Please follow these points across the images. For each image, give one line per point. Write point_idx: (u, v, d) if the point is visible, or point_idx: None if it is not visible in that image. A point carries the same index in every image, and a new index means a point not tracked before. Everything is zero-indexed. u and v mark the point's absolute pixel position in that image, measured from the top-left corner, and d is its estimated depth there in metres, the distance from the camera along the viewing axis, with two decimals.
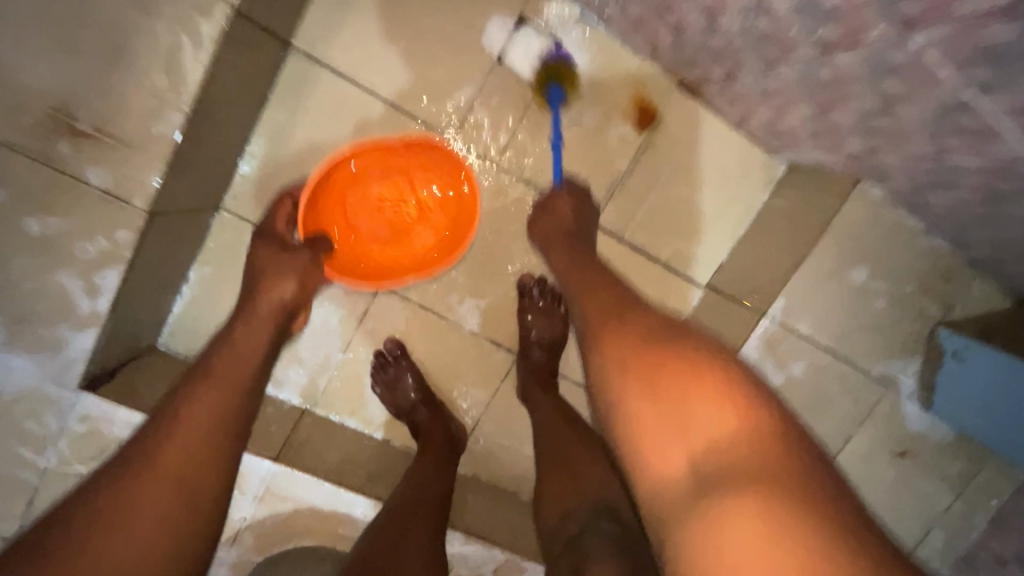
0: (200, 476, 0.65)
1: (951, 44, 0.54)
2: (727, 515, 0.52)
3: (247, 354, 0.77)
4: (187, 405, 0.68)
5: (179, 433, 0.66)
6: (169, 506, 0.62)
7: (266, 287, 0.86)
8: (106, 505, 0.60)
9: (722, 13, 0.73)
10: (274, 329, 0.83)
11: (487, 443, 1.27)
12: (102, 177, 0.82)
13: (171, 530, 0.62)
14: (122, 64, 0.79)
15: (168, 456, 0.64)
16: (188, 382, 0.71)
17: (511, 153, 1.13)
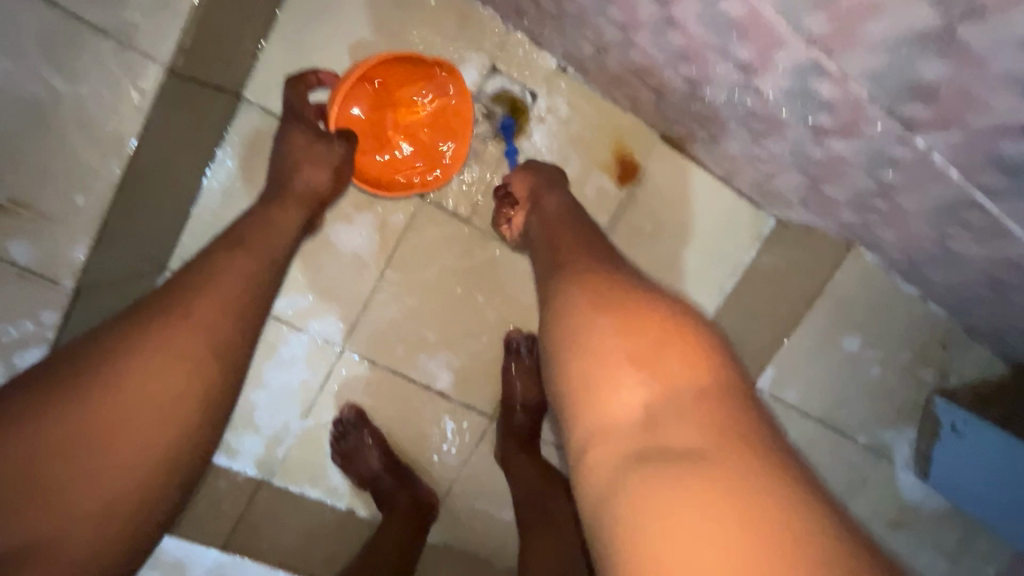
0: (226, 338, 0.58)
1: (959, 149, 0.49)
2: (660, 427, 0.45)
3: (281, 228, 0.70)
4: (218, 267, 0.60)
5: (211, 288, 0.59)
6: (202, 355, 0.55)
7: (302, 173, 0.76)
8: (125, 347, 0.53)
9: (706, 85, 0.66)
10: (303, 212, 0.74)
11: (458, 510, 1.15)
12: (26, 254, 0.73)
13: (202, 382, 0.55)
14: (41, 130, 0.71)
15: (199, 309, 0.57)
16: (222, 241, 0.64)
17: (481, 207, 1.05)
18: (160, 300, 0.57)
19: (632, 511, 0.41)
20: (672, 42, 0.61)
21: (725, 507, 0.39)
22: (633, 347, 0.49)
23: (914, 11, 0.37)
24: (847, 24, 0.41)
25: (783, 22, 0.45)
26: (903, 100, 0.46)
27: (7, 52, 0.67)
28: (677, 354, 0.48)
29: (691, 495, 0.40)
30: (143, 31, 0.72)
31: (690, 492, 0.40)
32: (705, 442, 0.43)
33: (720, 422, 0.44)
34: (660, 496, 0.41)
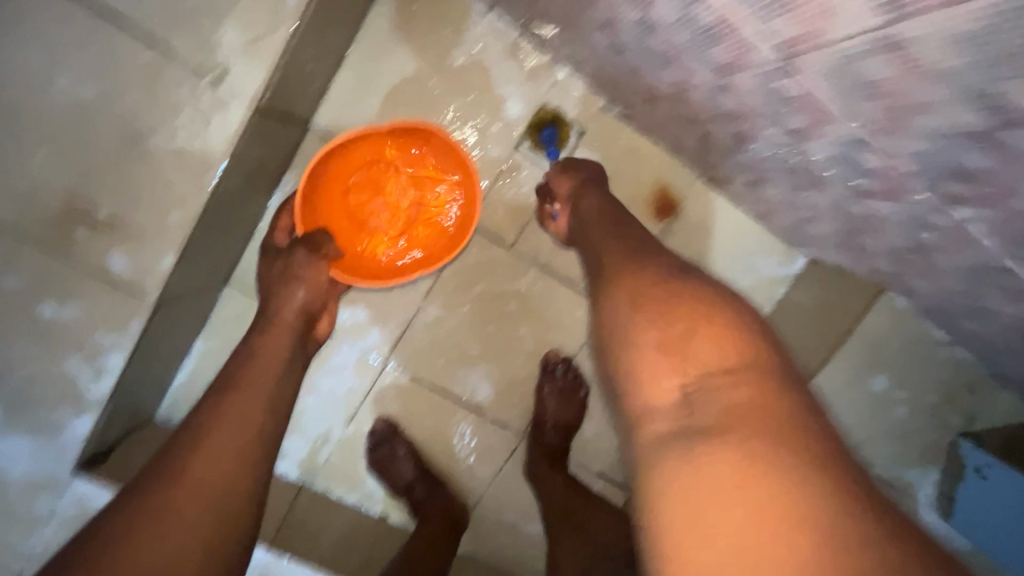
0: (228, 490, 0.61)
1: (996, 223, 0.52)
2: (703, 452, 0.48)
3: (272, 359, 0.75)
4: (214, 417, 0.65)
5: (207, 445, 0.63)
6: (203, 512, 0.59)
7: (279, 294, 0.84)
8: (133, 526, 0.56)
9: (752, 141, 0.71)
10: (295, 336, 0.80)
11: (488, 522, 1.19)
12: (123, 266, 0.80)
13: (205, 544, 0.58)
14: (140, 158, 0.78)
15: (199, 468, 0.61)
16: (216, 391, 0.69)
17: (525, 237, 1.12)
18: (163, 465, 0.61)
19: (672, 515, 0.46)
20: (723, 104, 0.66)
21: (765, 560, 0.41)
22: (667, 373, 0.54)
23: (961, 115, 0.41)
24: (896, 115, 0.46)
25: (834, 106, 0.50)
26: (946, 178, 0.50)
27: (120, 87, 0.75)
28: (708, 339, 0.55)
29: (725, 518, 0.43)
30: (232, 72, 0.79)
31: (729, 482, 0.45)
32: (738, 433, 0.48)
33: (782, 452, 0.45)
34: (708, 492, 0.45)
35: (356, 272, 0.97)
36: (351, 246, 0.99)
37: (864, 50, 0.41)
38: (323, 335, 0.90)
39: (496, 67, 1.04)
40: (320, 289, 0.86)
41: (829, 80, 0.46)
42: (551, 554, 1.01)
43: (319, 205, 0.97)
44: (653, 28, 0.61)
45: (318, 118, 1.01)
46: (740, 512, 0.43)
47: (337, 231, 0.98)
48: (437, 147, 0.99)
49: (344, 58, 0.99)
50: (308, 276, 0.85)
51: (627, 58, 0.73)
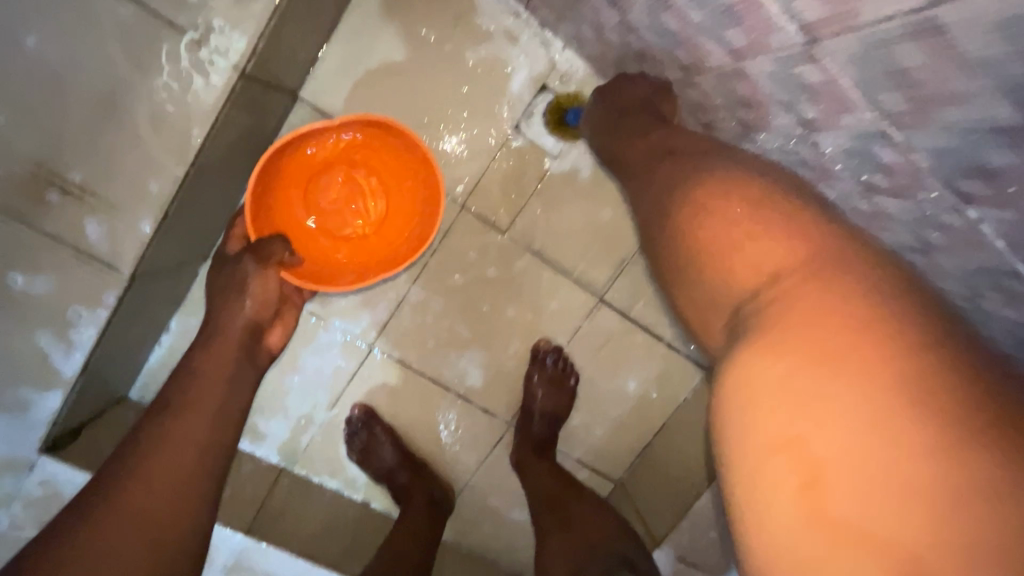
0: (170, 513, 0.63)
1: (1009, 226, 0.51)
2: (774, 382, 0.41)
3: (217, 379, 0.73)
4: (164, 433, 0.67)
5: (155, 462, 0.65)
6: (138, 534, 0.61)
7: (228, 305, 0.80)
8: (77, 539, 0.59)
9: (762, 130, 0.68)
10: (241, 350, 0.79)
11: (471, 510, 1.18)
12: (99, 235, 0.76)
13: (139, 569, 0.60)
14: (116, 120, 0.73)
15: (144, 486, 0.63)
16: (159, 412, 0.69)
17: (521, 222, 1.09)
18: (99, 491, 0.63)
19: None
20: (736, 89, 0.63)
21: (806, 504, 0.37)
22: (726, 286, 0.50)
23: (996, 107, 0.39)
24: (924, 106, 0.43)
25: (858, 93, 0.47)
26: (963, 176, 0.48)
27: (92, 42, 0.69)
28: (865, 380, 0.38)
29: (828, 468, 0.37)
30: (218, 36, 0.75)
31: None
32: None
33: (842, 339, 0.40)
34: None
35: (319, 276, 0.93)
36: (311, 249, 0.95)
37: (900, 35, 0.39)
38: (277, 346, 0.87)
39: (498, 45, 1.00)
40: (267, 300, 0.83)
41: (856, 65, 0.44)
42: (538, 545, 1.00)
43: (274, 206, 0.92)
44: (669, 5, 0.58)
45: (306, 90, 0.96)
46: (869, 430, 0.37)
47: (296, 234, 0.94)
48: (391, 142, 0.94)
49: (336, 25, 0.94)
50: (256, 289, 0.82)
51: (636, 38, 0.71)
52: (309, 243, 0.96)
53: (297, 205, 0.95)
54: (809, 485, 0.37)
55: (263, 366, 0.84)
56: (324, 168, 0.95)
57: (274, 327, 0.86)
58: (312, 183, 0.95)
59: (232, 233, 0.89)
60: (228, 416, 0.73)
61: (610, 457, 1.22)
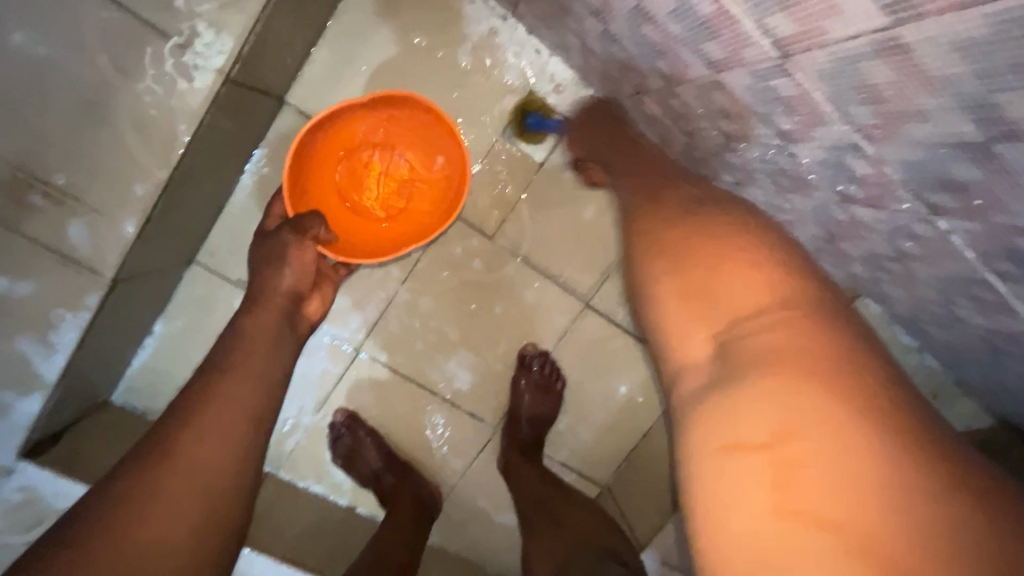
0: (223, 468, 0.63)
1: (978, 237, 0.52)
2: (761, 397, 0.46)
3: (264, 339, 0.73)
4: (213, 390, 0.66)
5: (207, 416, 0.64)
6: (193, 486, 0.60)
7: (266, 275, 0.80)
8: (131, 487, 0.58)
9: (742, 140, 0.69)
10: (282, 319, 0.77)
11: (458, 513, 1.18)
12: (81, 237, 0.76)
13: (195, 512, 0.59)
14: (99, 123, 0.73)
15: (197, 438, 0.62)
16: (209, 368, 0.69)
17: (507, 229, 1.10)
18: (154, 443, 0.62)
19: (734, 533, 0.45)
20: (715, 101, 0.64)
21: (782, 518, 0.41)
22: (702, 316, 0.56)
23: (957, 125, 0.40)
24: (892, 121, 0.44)
25: (831, 106, 0.48)
26: (932, 189, 0.50)
27: (74, 46, 0.69)
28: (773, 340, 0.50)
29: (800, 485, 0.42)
30: (201, 40, 0.74)
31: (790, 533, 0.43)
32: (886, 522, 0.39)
33: (820, 367, 0.46)
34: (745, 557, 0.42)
35: (349, 250, 0.93)
36: (346, 225, 0.95)
37: (866, 52, 0.39)
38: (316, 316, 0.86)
39: (485, 52, 1.01)
40: (306, 272, 0.82)
41: (828, 79, 0.45)
42: (527, 541, 1.00)
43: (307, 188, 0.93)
44: (649, 18, 0.58)
45: (293, 95, 0.96)
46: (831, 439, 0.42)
47: (333, 212, 0.95)
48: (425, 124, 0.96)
49: (324, 31, 0.94)
50: (297, 259, 0.81)
51: (619, 49, 0.71)
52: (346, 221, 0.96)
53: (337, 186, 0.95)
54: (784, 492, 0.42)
55: (303, 338, 0.82)
56: (356, 150, 0.95)
57: (312, 298, 0.85)
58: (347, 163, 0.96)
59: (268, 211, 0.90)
60: (274, 379, 0.72)
61: (597, 460, 1.22)
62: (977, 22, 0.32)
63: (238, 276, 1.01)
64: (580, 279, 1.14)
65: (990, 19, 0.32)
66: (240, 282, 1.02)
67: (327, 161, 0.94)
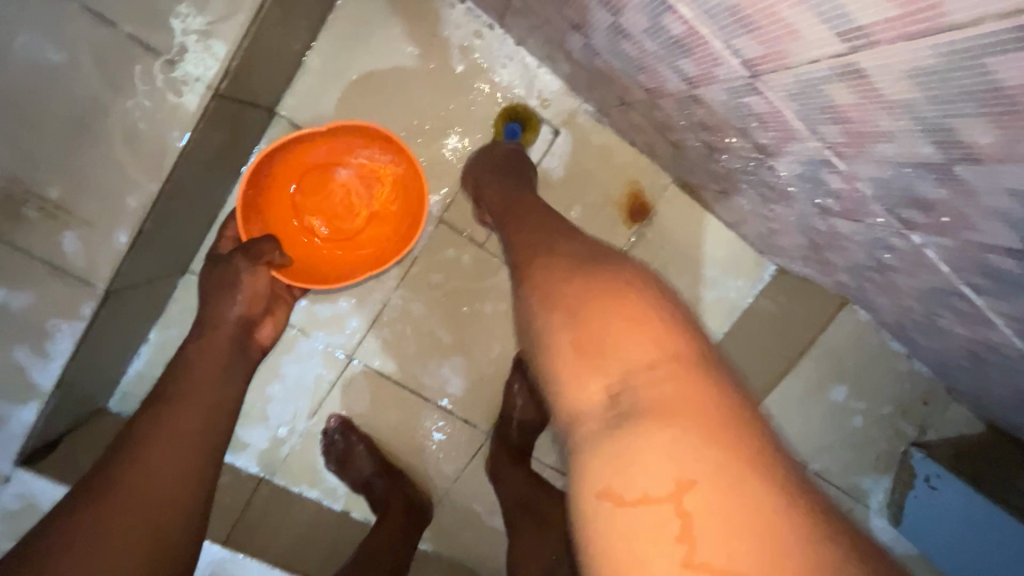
0: (170, 503, 0.62)
1: (950, 252, 0.52)
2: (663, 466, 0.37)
3: (211, 365, 0.75)
4: (151, 427, 0.65)
5: (147, 456, 0.63)
6: (140, 525, 0.59)
7: (214, 301, 0.82)
8: (70, 534, 0.57)
9: (723, 151, 0.70)
10: (231, 344, 0.80)
11: (450, 517, 1.19)
12: (75, 249, 0.77)
13: (143, 551, 0.58)
14: (92, 139, 0.74)
15: (137, 479, 0.61)
16: (154, 401, 0.69)
17: (495, 237, 1.10)
18: (94, 483, 0.61)
19: None
20: (695, 114, 0.65)
21: None
22: (595, 373, 0.43)
23: (918, 146, 0.41)
24: (859, 139, 0.45)
25: (800, 124, 0.49)
26: (902, 206, 0.50)
27: (65, 64, 0.70)
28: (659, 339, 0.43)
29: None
30: (191, 56, 0.76)
31: None
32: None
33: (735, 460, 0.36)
34: None
35: (303, 276, 0.96)
36: (297, 250, 0.97)
37: (829, 75, 0.40)
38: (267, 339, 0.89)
39: (473, 61, 1.02)
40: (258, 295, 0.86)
41: (796, 100, 0.45)
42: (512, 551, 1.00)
43: (264, 210, 0.94)
44: (626, 34, 0.59)
45: (283, 106, 0.97)
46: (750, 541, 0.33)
47: (286, 237, 0.97)
48: (386, 157, 0.97)
49: (313, 42, 0.95)
50: (247, 286, 0.84)
51: (601, 62, 0.72)
52: (299, 246, 0.98)
53: (285, 207, 0.97)
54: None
55: (255, 361, 0.85)
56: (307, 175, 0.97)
57: (264, 323, 0.89)
58: (302, 191, 0.98)
59: (223, 234, 0.92)
60: (226, 406, 0.73)
61: None
62: (926, 54, 0.33)
63: None
64: None
65: (942, 50, 0.32)
66: None
67: (280, 183, 0.96)
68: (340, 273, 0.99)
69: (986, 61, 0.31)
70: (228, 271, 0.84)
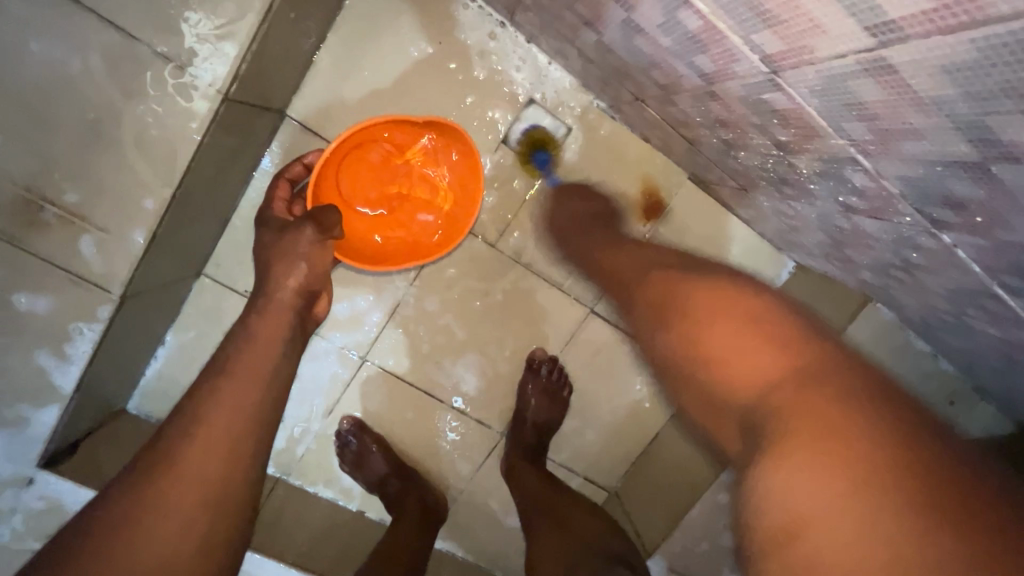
0: (228, 480, 0.62)
1: (982, 251, 0.51)
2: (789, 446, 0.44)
3: (267, 348, 0.72)
4: (210, 400, 0.65)
5: (203, 432, 0.63)
6: (196, 502, 0.60)
7: (278, 272, 0.80)
8: (132, 504, 0.58)
9: (742, 148, 0.67)
10: (293, 319, 0.78)
11: (466, 517, 1.18)
12: (93, 253, 0.78)
13: (199, 526, 0.59)
14: (105, 144, 0.75)
15: (196, 455, 0.61)
16: (210, 376, 0.68)
17: (509, 237, 1.09)
18: (147, 460, 0.61)
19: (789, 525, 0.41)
20: (712, 110, 0.63)
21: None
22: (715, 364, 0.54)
23: (952, 144, 0.40)
24: (888, 137, 0.43)
25: (824, 121, 0.47)
26: (932, 205, 0.49)
27: (75, 73, 0.71)
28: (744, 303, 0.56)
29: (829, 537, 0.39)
30: (195, 61, 0.75)
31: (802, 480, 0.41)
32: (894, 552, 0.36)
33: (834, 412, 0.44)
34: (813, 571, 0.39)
35: (365, 257, 0.97)
36: (356, 233, 0.97)
37: (853, 70, 0.39)
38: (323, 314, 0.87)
39: (484, 59, 1.00)
40: (322, 265, 0.82)
41: (820, 96, 0.44)
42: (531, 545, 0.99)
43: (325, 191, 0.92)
44: (640, 30, 0.57)
45: (293, 108, 0.97)
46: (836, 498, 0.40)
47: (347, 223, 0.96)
48: (443, 136, 0.95)
49: (322, 44, 0.95)
50: (314, 254, 0.82)
51: (614, 58, 0.70)
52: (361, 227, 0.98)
53: (346, 186, 0.95)
54: (818, 527, 0.40)
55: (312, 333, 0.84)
56: (369, 153, 0.95)
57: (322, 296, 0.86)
58: (347, 172, 0.95)
59: (274, 195, 0.91)
60: (281, 379, 0.72)
61: (603, 464, 1.22)
62: (962, 48, 0.32)
63: (246, 287, 1.03)
64: (584, 286, 1.14)
65: (978, 43, 0.31)
66: (247, 292, 1.04)
67: (345, 164, 0.93)
68: (406, 248, 1.00)
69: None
70: (273, 253, 0.82)
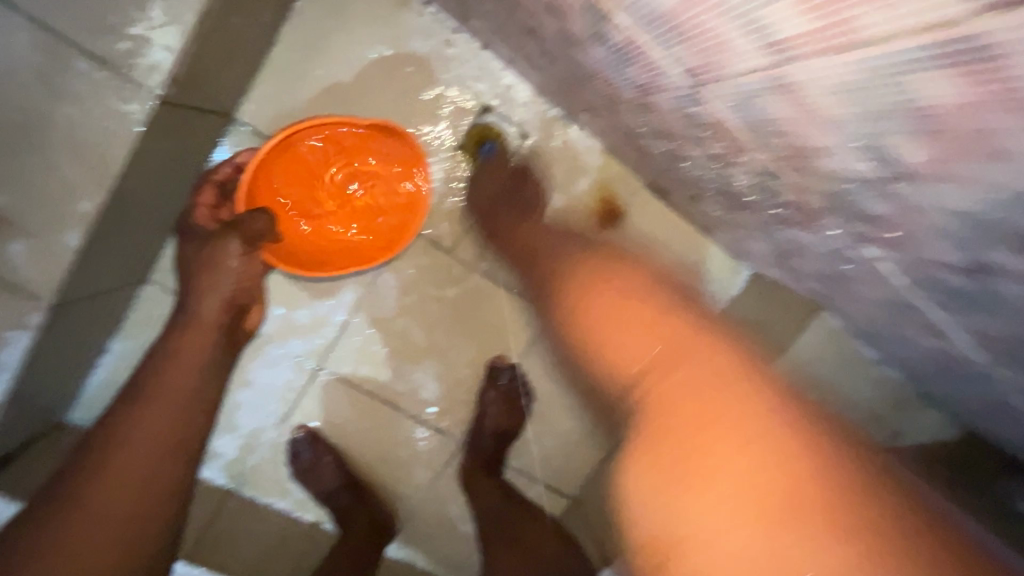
0: (151, 488, 0.66)
1: (905, 265, 0.52)
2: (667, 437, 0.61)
3: (193, 363, 0.74)
4: (130, 413, 0.68)
5: (122, 446, 0.66)
6: (119, 515, 0.64)
7: (209, 285, 0.79)
8: (52, 517, 0.61)
9: (684, 159, 0.68)
10: (217, 333, 0.79)
11: (426, 526, 1.17)
12: (20, 257, 0.74)
13: (122, 533, 0.63)
14: (33, 144, 0.71)
15: (118, 468, 0.65)
16: (130, 395, 0.70)
17: (465, 243, 1.08)
18: (63, 488, 0.64)
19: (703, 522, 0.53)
20: (651, 122, 0.63)
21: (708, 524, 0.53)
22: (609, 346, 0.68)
23: (855, 163, 0.43)
24: (802, 155, 0.47)
25: (745, 136, 0.50)
26: (854, 220, 0.51)
27: None
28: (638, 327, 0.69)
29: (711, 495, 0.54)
30: (131, 62, 0.73)
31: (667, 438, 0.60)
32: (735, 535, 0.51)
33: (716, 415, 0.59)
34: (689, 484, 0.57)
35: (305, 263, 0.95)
36: (299, 236, 0.95)
37: (764, 90, 0.42)
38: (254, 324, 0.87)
39: (439, 66, 1.00)
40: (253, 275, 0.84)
41: (738, 113, 0.47)
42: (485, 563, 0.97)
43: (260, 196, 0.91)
44: (576, 41, 0.57)
45: (243, 112, 0.95)
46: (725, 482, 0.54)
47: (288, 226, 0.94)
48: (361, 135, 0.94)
49: (271, 49, 0.93)
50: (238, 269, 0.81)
51: (559, 67, 0.70)
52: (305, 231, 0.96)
53: (282, 190, 0.93)
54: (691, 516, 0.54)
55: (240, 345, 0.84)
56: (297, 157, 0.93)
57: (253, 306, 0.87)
58: (291, 168, 0.93)
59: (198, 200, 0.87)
60: (207, 393, 0.74)
61: (566, 472, 1.22)
62: (850, 70, 0.35)
63: None
64: None
65: (859, 65, 0.34)
66: None
67: (276, 172, 0.92)
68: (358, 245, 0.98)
69: (905, 79, 0.34)
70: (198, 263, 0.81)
